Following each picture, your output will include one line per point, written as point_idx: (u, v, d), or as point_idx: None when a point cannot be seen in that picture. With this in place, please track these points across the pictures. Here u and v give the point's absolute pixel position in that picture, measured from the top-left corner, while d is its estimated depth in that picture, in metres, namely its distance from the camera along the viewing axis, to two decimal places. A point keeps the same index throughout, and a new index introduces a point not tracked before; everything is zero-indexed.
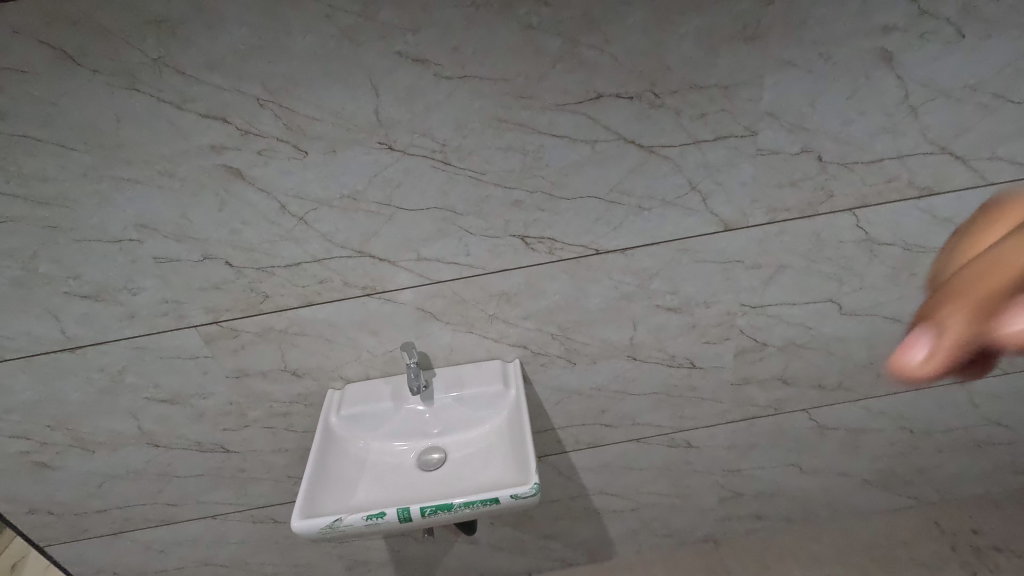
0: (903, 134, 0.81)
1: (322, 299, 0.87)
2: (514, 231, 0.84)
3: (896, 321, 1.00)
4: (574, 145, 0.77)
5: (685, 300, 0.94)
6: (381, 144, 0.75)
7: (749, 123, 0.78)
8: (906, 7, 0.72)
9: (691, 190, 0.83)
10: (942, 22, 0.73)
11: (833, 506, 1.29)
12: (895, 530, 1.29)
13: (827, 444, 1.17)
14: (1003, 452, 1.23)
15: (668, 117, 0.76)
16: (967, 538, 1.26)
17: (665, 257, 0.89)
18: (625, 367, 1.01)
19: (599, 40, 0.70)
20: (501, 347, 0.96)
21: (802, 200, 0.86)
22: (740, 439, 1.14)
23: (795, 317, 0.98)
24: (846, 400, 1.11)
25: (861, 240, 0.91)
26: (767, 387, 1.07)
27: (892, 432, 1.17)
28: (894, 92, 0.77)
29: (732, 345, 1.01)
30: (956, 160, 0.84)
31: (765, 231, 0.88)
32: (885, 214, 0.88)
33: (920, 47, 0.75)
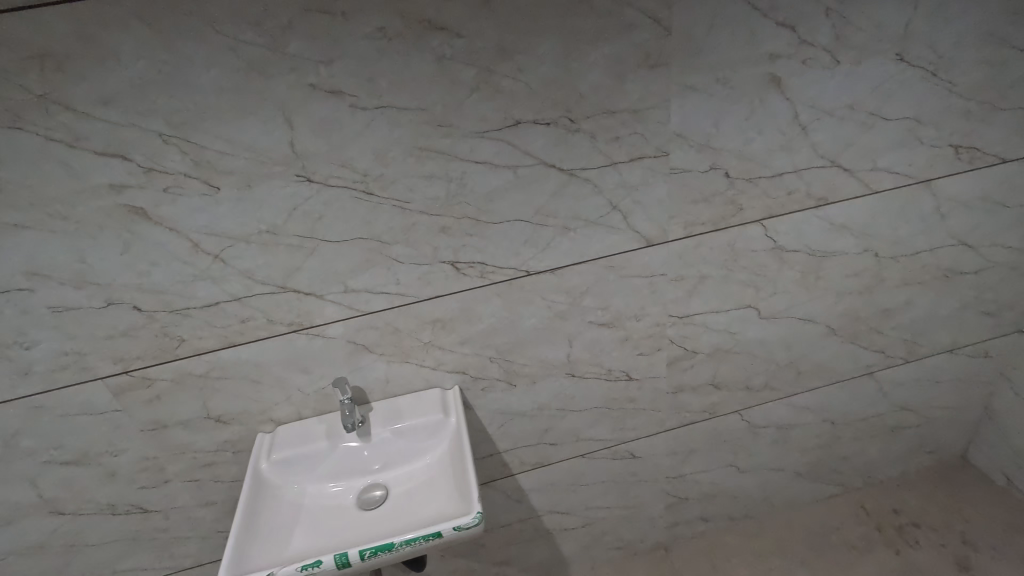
0: (798, 150, 0.88)
1: (245, 339, 0.83)
2: (443, 257, 0.84)
3: (809, 321, 1.08)
4: (496, 170, 0.79)
5: (616, 314, 0.97)
6: (299, 176, 0.73)
7: (660, 144, 0.83)
8: (788, 37, 0.79)
9: (613, 209, 0.86)
10: (820, 50, 0.81)
11: (771, 500, 1.35)
12: (828, 517, 1.36)
13: (761, 442, 1.23)
14: (913, 434, 1.34)
15: (585, 140, 0.80)
16: (890, 518, 1.34)
17: (593, 275, 0.92)
18: (564, 384, 1.03)
19: (513, 69, 0.73)
20: (439, 375, 0.95)
21: (715, 214, 0.91)
22: (680, 445, 1.18)
23: (719, 324, 1.03)
24: (773, 399, 1.17)
25: (771, 249, 0.97)
26: (700, 392, 1.11)
27: (817, 425, 1.24)
28: (785, 112, 0.84)
29: (665, 354, 1.05)
30: (844, 172, 0.92)
31: (684, 245, 0.93)
32: (789, 224, 0.95)
33: (804, 72, 0.82)
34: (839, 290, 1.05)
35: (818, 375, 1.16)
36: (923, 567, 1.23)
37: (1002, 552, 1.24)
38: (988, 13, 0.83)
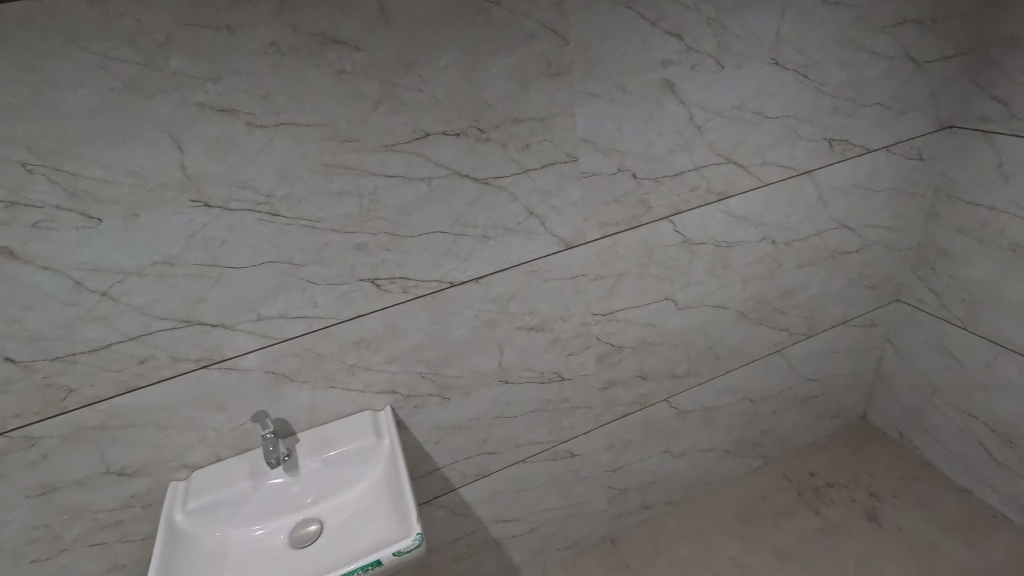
0: (696, 149, 0.94)
1: (147, 381, 0.76)
2: (362, 275, 0.81)
3: (721, 307, 1.15)
4: (409, 183, 0.78)
5: (542, 317, 0.99)
6: (194, 202, 0.69)
7: (569, 149, 0.85)
8: (677, 44, 0.84)
9: (529, 215, 0.88)
10: (706, 56, 0.87)
11: (705, 480, 1.42)
12: (755, 489, 1.45)
13: (689, 426, 1.29)
14: (821, 402, 1.46)
15: (496, 149, 0.80)
16: (808, 481, 1.45)
17: (517, 281, 0.93)
18: (499, 392, 1.03)
19: (417, 81, 0.72)
20: (368, 397, 0.91)
21: (627, 214, 0.95)
22: (616, 438, 1.21)
23: (641, 317, 1.08)
24: (697, 384, 1.24)
25: (681, 243, 1.03)
26: (630, 385, 1.16)
27: (737, 404, 1.33)
28: (681, 115, 0.90)
29: (593, 352, 1.08)
30: (738, 167, 0.99)
31: (601, 245, 0.96)
32: (694, 218, 1.01)
33: (694, 76, 0.88)
34: (745, 276, 1.13)
35: (734, 357, 1.24)
36: (839, 522, 1.35)
37: (902, 498, 1.37)
38: (844, 20, 0.93)
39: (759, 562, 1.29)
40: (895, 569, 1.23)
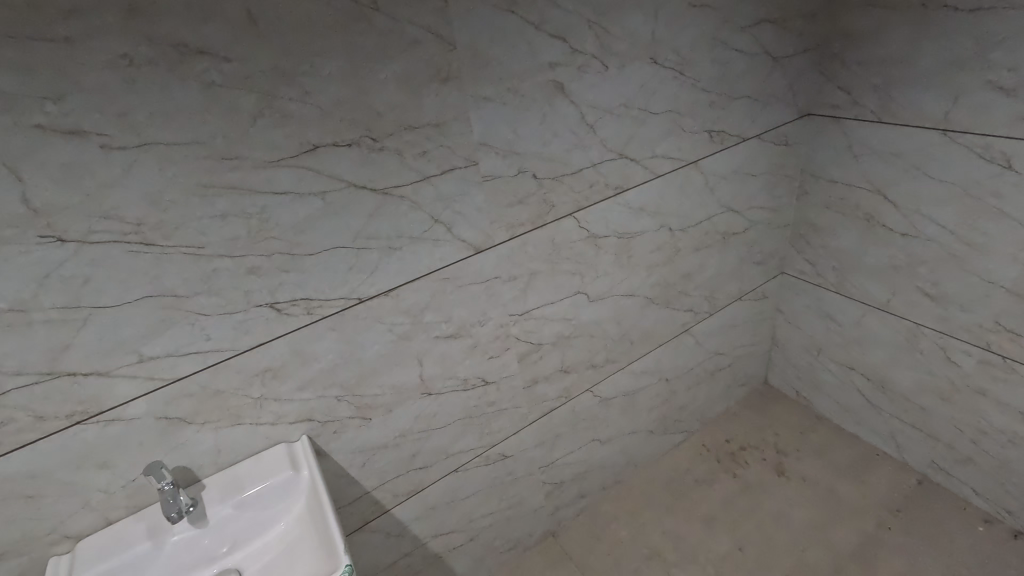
0: (590, 147, 0.98)
1: (6, 448, 0.66)
2: (259, 300, 0.76)
3: (630, 296, 1.21)
4: (302, 199, 0.74)
5: (459, 324, 0.98)
6: (46, 237, 0.60)
7: (468, 154, 0.85)
8: (561, 47, 0.87)
9: (435, 223, 0.86)
10: (590, 57, 0.90)
11: (633, 461, 1.49)
12: (679, 462, 1.54)
13: (613, 412, 1.34)
14: (728, 373, 1.58)
15: (392, 158, 0.78)
16: (725, 448, 1.56)
17: (429, 290, 0.91)
18: (423, 405, 1.00)
19: (298, 92, 0.69)
20: (281, 429, 0.86)
21: (532, 213, 0.97)
22: (545, 434, 1.23)
23: (556, 313, 1.11)
24: (616, 370, 1.29)
25: (586, 238, 1.07)
26: (553, 380, 1.18)
27: (655, 385, 1.40)
28: (573, 115, 0.93)
29: (514, 352, 1.08)
30: (632, 162, 1.05)
31: (510, 247, 0.97)
32: (596, 213, 1.05)
33: (581, 77, 0.91)
34: (648, 264, 1.20)
35: (647, 342, 1.31)
36: (754, 481, 1.46)
37: (804, 450, 1.52)
38: (710, 21, 1.01)
39: (689, 531, 1.37)
40: (803, 516, 1.36)
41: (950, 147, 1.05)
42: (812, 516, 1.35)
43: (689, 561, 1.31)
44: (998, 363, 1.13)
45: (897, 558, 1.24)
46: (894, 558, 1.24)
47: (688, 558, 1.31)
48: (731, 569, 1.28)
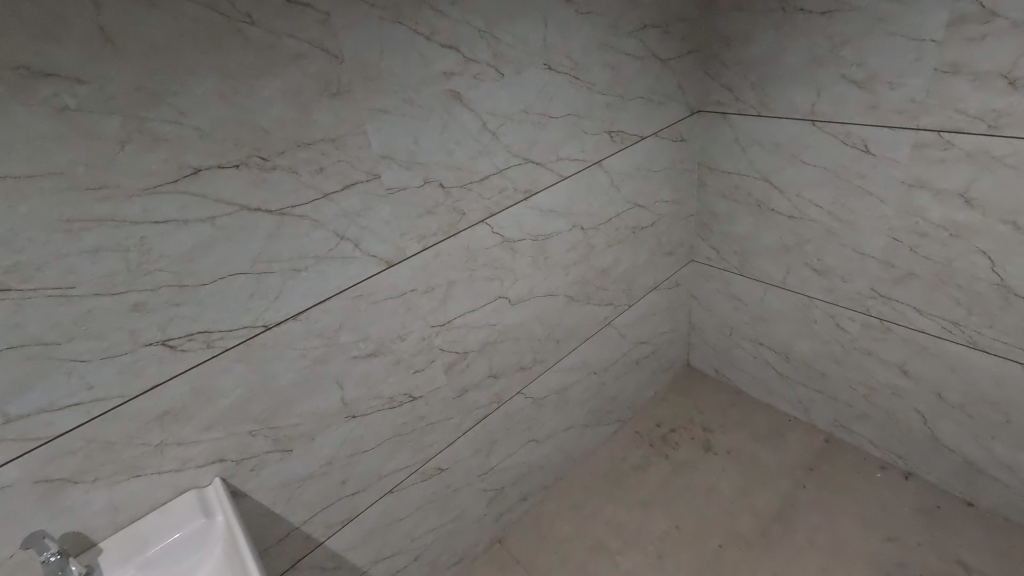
0: (495, 154, 0.99)
1: None
2: (149, 339, 0.70)
3: (551, 295, 1.23)
4: (188, 226, 0.69)
5: (379, 341, 0.95)
6: None
7: (369, 167, 0.83)
8: (454, 56, 0.87)
9: (341, 240, 0.84)
10: (484, 65, 0.91)
11: (571, 456, 1.52)
12: (615, 451, 1.59)
13: (546, 411, 1.37)
14: (652, 360, 1.66)
15: (286, 176, 0.75)
16: (656, 431, 1.63)
17: (342, 309, 0.88)
18: (348, 428, 0.97)
19: (171, 113, 0.64)
20: (189, 474, 0.79)
21: (443, 223, 0.96)
22: (481, 441, 1.23)
23: (479, 320, 1.11)
24: (545, 370, 1.31)
25: (501, 243, 1.08)
26: (483, 387, 1.18)
27: (584, 380, 1.44)
28: (474, 122, 0.94)
29: (440, 364, 1.07)
30: (538, 165, 1.07)
31: (423, 258, 0.96)
32: (508, 218, 1.06)
33: (478, 85, 0.92)
34: (565, 263, 1.23)
35: (572, 339, 1.34)
36: (684, 460, 1.53)
37: (726, 425, 1.61)
38: (597, 28, 1.05)
39: (629, 517, 1.42)
40: (730, 488, 1.44)
41: (819, 135, 1.17)
42: (738, 486, 1.44)
43: (631, 546, 1.35)
44: (877, 326, 1.26)
45: (813, 514, 1.35)
46: (811, 514, 1.35)
47: (630, 544, 1.36)
48: (670, 547, 1.34)
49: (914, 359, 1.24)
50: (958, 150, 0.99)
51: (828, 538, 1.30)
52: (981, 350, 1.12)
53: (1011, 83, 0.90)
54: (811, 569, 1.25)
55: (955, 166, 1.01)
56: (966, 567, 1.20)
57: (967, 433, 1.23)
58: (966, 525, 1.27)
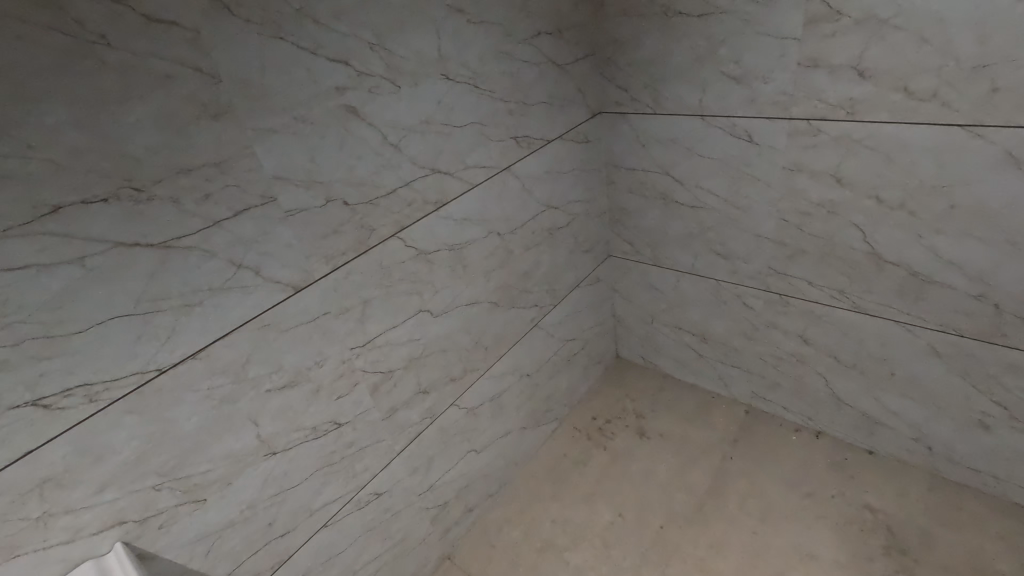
0: (399, 166, 0.97)
1: None
2: (16, 400, 0.62)
3: (474, 303, 1.23)
4: (52, 270, 0.62)
5: (293, 371, 0.91)
6: None
7: (262, 190, 0.79)
8: (345, 70, 0.85)
9: (238, 269, 0.79)
10: (379, 78, 0.90)
11: (512, 460, 1.53)
12: (556, 449, 1.62)
13: (482, 419, 1.36)
14: (583, 355, 1.70)
15: (166, 206, 0.70)
16: (592, 424, 1.68)
17: (248, 341, 0.83)
18: (269, 466, 0.91)
19: (17, 147, 0.58)
20: (83, 542, 0.72)
21: (351, 241, 0.93)
22: (417, 459, 1.21)
23: (402, 337, 1.08)
24: (476, 379, 1.30)
25: (416, 256, 1.06)
26: (414, 404, 1.15)
27: (517, 384, 1.45)
28: (374, 136, 0.92)
29: (364, 386, 1.04)
30: (446, 175, 1.06)
31: (334, 279, 0.93)
32: (421, 230, 1.05)
33: (374, 98, 0.90)
34: (485, 270, 1.23)
35: (501, 344, 1.35)
36: (621, 449, 1.58)
37: (657, 410, 1.68)
38: (492, 36, 1.06)
39: (574, 512, 1.44)
40: (665, 469, 1.51)
41: (709, 129, 1.25)
42: (672, 466, 1.51)
43: (577, 541, 1.37)
44: (777, 300, 1.37)
45: (741, 483, 1.44)
46: (739, 483, 1.44)
47: (577, 539, 1.38)
48: (614, 536, 1.37)
49: (811, 327, 1.35)
50: (825, 135, 1.09)
51: (756, 503, 1.38)
52: (864, 313, 1.24)
53: (861, 74, 1.00)
54: (742, 535, 1.32)
55: (825, 150, 1.11)
56: (873, 511, 1.32)
57: (862, 390, 1.36)
58: (869, 472, 1.40)
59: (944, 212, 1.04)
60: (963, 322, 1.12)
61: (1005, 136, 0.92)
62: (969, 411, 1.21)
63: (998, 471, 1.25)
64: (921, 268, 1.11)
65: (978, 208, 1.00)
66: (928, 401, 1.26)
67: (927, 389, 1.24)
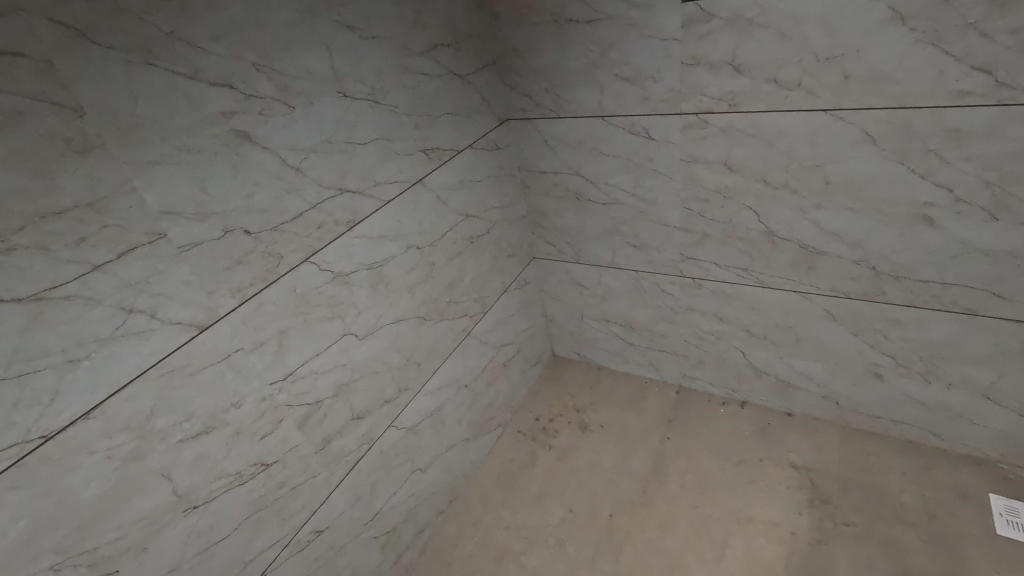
0: (303, 189, 0.94)
1: None
2: None
3: (401, 321, 1.21)
4: None
5: (208, 416, 0.85)
6: None
7: (149, 227, 0.74)
8: (231, 94, 0.81)
9: (129, 314, 0.73)
10: (270, 100, 0.86)
11: (460, 473, 1.52)
12: (503, 455, 1.64)
13: (423, 436, 1.34)
14: (519, 359, 1.72)
15: (33, 255, 0.63)
16: (536, 426, 1.70)
17: (151, 392, 0.77)
18: (192, 522, 0.85)
19: None
20: None
21: (258, 271, 0.89)
22: (359, 488, 1.17)
23: (327, 364, 1.04)
24: (412, 397, 1.28)
25: (332, 279, 1.03)
26: (348, 432, 1.11)
27: (455, 396, 1.44)
28: (271, 160, 0.88)
29: (291, 421, 0.99)
30: (355, 194, 1.04)
31: (244, 313, 0.88)
32: (335, 252, 1.02)
33: (267, 121, 0.86)
34: (408, 286, 1.21)
35: (434, 358, 1.33)
36: (566, 446, 1.62)
37: (596, 402, 1.73)
38: (388, 50, 1.05)
39: (526, 515, 1.45)
40: (609, 459, 1.55)
41: (610, 129, 1.30)
42: (615, 455, 1.56)
43: (532, 544, 1.38)
44: (691, 284, 1.45)
45: (679, 461, 1.51)
46: (677, 461, 1.51)
47: (531, 542, 1.39)
48: (567, 532, 1.39)
49: (724, 305, 1.44)
50: (713, 127, 1.18)
51: (694, 478, 1.46)
52: (767, 287, 1.34)
53: (736, 69, 1.08)
54: (685, 511, 1.39)
55: (715, 141, 1.19)
56: (796, 467, 1.43)
57: (774, 358, 1.47)
58: (789, 433, 1.51)
59: (821, 189, 1.14)
60: (849, 286, 1.24)
61: (861, 117, 1.03)
62: (865, 365, 1.34)
63: (895, 415, 1.39)
64: (809, 241, 1.22)
65: (848, 183, 1.11)
66: (830, 361, 1.38)
67: (827, 349, 1.36)
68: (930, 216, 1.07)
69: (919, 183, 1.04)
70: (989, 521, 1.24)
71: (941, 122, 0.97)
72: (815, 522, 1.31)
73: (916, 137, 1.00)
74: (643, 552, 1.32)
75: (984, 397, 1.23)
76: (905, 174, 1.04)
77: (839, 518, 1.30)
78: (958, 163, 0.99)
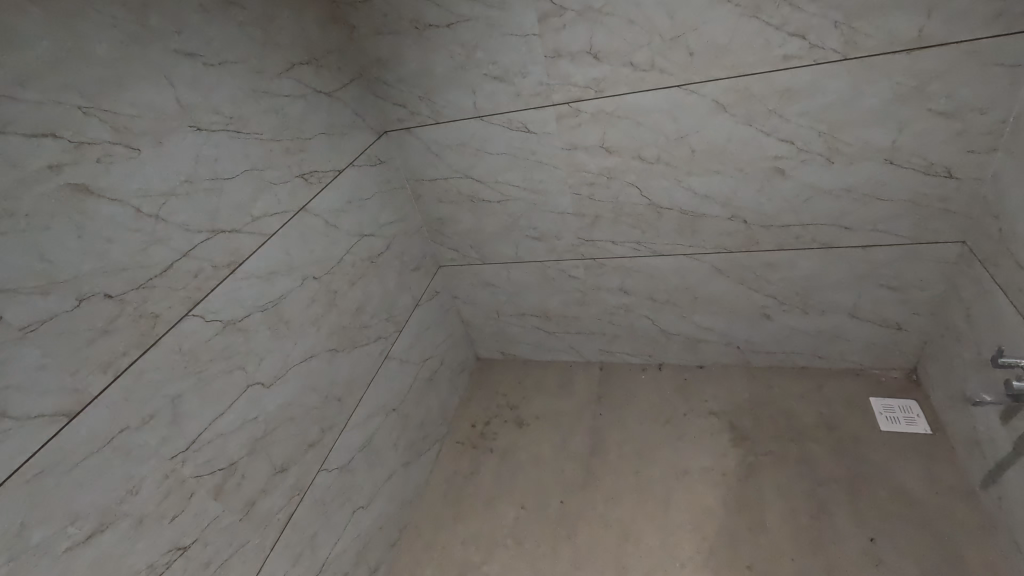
0: (169, 237, 0.84)
1: None
2: None
3: (310, 357, 1.13)
4: None
5: (100, 512, 0.74)
6: None
7: None
8: (56, 144, 0.70)
9: None
10: (107, 145, 0.76)
11: (404, 499, 1.47)
12: (446, 470, 1.61)
13: (359, 473, 1.28)
14: (443, 370, 1.70)
15: None
16: (473, 433, 1.70)
17: (17, 503, 0.65)
18: None
19: None
20: None
21: (131, 337, 0.79)
22: (298, 543, 1.09)
23: (235, 421, 0.95)
24: (339, 434, 1.21)
25: (223, 329, 0.94)
26: (274, 488, 1.03)
27: (385, 423, 1.39)
28: (123, 212, 0.78)
29: (203, 493, 0.89)
30: (231, 233, 0.95)
31: (123, 387, 0.77)
32: (220, 299, 0.93)
33: (108, 168, 0.76)
34: (312, 320, 1.14)
35: (355, 389, 1.27)
36: (506, 445, 1.63)
37: (527, 396, 1.76)
38: (240, 75, 0.97)
39: (481, 524, 1.44)
40: (550, 447, 1.58)
41: (489, 127, 1.32)
42: (555, 442, 1.59)
43: (492, 551, 1.37)
44: (594, 265, 1.52)
45: (614, 433, 1.57)
46: (612, 434, 1.57)
47: (490, 548, 1.38)
48: (523, 529, 1.40)
49: (627, 279, 1.52)
50: (585, 114, 1.23)
51: (631, 446, 1.53)
52: (661, 255, 1.44)
53: (595, 57, 1.14)
54: (628, 478, 1.45)
55: (588, 127, 1.25)
56: (715, 414, 1.55)
57: (678, 318, 1.57)
58: (704, 383, 1.64)
59: (688, 157, 1.24)
60: (728, 241, 1.36)
61: (710, 89, 1.13)
62: (754, 308, 1.48)
63: (786, 347, 1.55)
64: (687, 206, 1.32)
65: (711, 149, 1.21)
66: (725, 311, 1.51)
67: (721, 302, 1.49)
68: (781, 167, 1.20)
69: (766, 141, 1.17)
70: (874, 421, 1.42)
71: (773, 84, 1.09)
72: (740, 459, 1.42)
73: (756, 100, 1.12)
74: (598, 528, 1.36)
75: (851, 316, 1.41)
76: (754, 134, 1.17)
77: (759, 450, 1.44)
78: (794, 119, 1.12)
